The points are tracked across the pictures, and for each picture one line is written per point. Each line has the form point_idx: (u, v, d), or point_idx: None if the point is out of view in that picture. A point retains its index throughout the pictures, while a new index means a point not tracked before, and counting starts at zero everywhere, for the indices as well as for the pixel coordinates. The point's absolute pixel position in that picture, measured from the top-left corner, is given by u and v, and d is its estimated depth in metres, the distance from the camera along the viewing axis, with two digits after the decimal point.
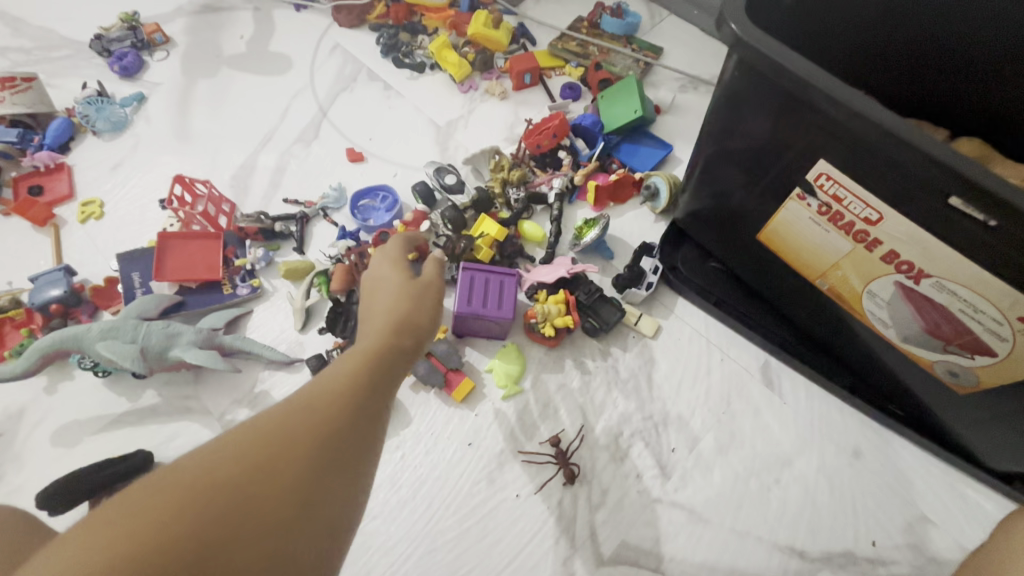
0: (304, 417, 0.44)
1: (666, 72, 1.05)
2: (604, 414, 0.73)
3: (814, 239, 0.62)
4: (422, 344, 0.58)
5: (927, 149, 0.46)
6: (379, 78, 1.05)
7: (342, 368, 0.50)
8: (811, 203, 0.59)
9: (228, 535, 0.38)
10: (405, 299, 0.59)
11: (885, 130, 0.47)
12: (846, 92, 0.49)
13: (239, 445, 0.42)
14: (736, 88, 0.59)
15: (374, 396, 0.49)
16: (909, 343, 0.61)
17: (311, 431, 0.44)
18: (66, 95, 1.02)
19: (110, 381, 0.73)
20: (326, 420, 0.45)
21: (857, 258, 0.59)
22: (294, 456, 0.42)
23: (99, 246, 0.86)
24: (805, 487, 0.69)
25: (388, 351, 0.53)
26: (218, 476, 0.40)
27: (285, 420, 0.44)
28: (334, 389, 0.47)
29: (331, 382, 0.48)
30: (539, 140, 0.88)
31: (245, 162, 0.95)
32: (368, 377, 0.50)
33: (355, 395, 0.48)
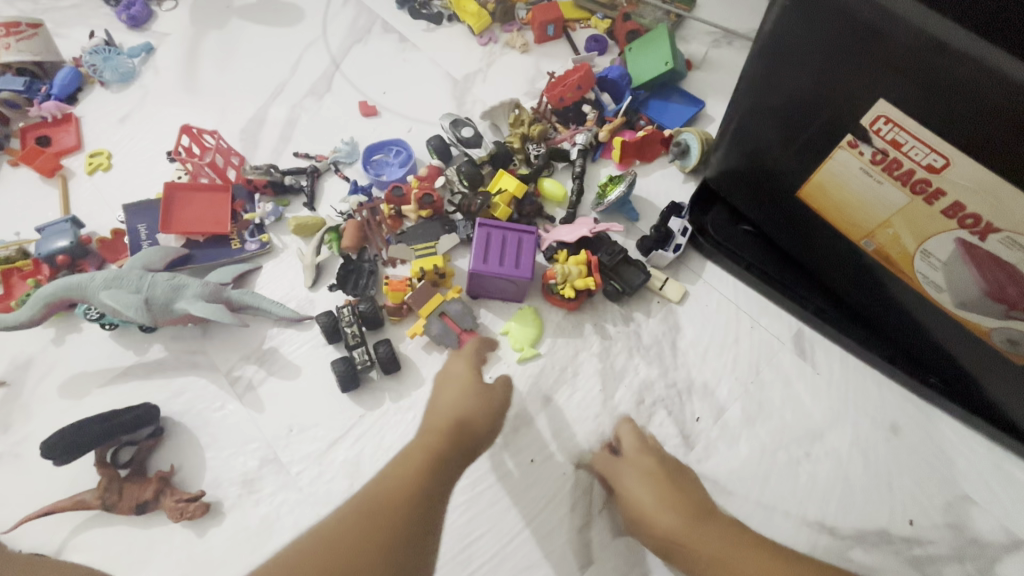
0: (368, 510, 0.44)
1: (699, 25, 0.98)
2: (625, 381, 0.70)
3: (863, 192, 0.57)
4: (477, 446, 0.56)
5: (1010, 75, 0.41)
6: (394, 30, 1.00)
7: (405, 462, 0.50)
8: (861, 152, 0.54)
9: None
10: (471, 395, 0.58)
11: (966, 55, 0.43)
12: (919, 13, 0.44)
13: (316, 548, 0.42)
14: (778, 32, 0.54)
15: (433, 497, 0.48)
16: (965, 308, 0.56)
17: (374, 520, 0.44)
18: (72, 45, 0.98)
19: (118, 334, 0.72)
20: (389, 517, 0.44)
21: (912, 213, 0.54)
22: (358, 552, 0.41)
23: (107, 198, 0.84)
24: (837, 462, 0.65)
25: (445, 445, 0.52)
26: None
27: (351, 517, 0.44)
28: (398, 479, 0.48)
29: (393, 478, 0.48)
30: (562, 92, 0.83)
31: (254, 115, 0.92)
32: (427, 473, 0.49)
33: (414, 490, 0.47)
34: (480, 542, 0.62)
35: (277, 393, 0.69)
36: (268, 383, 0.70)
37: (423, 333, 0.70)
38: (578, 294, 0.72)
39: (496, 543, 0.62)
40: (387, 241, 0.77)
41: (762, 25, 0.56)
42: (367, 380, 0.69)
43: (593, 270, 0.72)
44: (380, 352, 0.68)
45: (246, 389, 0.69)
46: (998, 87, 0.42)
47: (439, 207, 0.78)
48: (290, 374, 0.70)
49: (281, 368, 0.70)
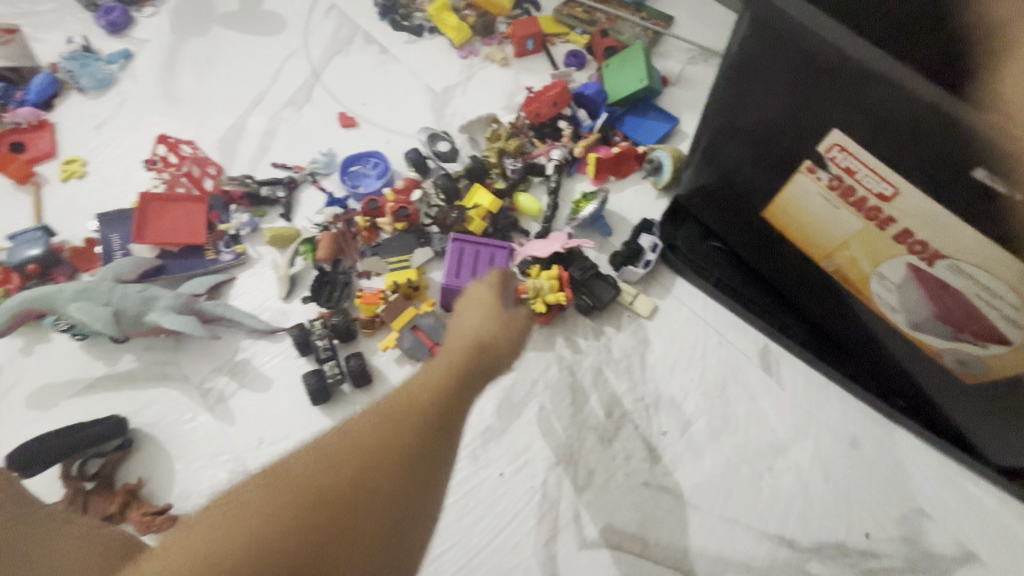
0: (382, 433, 0.41)
1: (676, 42, 1.00)
2: (594, 394, 0.71)
3: (824, 216, 0.59)
4: (500, 366, 0.52)
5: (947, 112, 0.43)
6: (375, 41, 1.01)
7: (423, 383, 0.46)
8: (820, 177, 0.56)
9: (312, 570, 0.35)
10: (492, 317, 0.53)
11: (908, 91, 0.44)
12: (865, 50, 0.46)
13: (323, 466, 0.39)
14: (742, 59, 0.56)
15: (451, 419, 0.45)
16: (918, 329, 0.58)
17: (388, 447, 0.41)
18: (49, 50, 0.98)
19: (88, 345, 0.72)
20: (404, 443, 0.41)
21: (869, 238, 0.56)
22: (369, 481, 0.39)
23: (81, 207, 0.83)
24: (799, 476, 0.67)
25: (466, 369, 0.48)
26: (297, 500, 0.37)
27: (366, 440, 0.41)
28: (416, 400, 0.44)
29: (411, 397, 0.44)
30: (538, 108, 0.85)
31: (233, 124, 0.92)
32: (446, 398, 0.45)
33: (431, 414, 0.44)
34: (447, 555, 0.63)
35: (248, 405, 0.69)
36: (240, 395, 0.70)
37: (396, 346, 0.71)
38: (550, 309, 0.73)
39: (463, 556, 0.63)
40: (363, 253, 0.78)
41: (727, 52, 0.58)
42: (339, 393, 0.70)
43: (565, 285, 0.72)
44: (350, 366, 0.69)
45: (217, 400, 0.69)
46: (938, 124, 0.44)
47: (415, 220, 0.79)
48: (262, 387, 0.70)
49: (253, 380, 0.71)
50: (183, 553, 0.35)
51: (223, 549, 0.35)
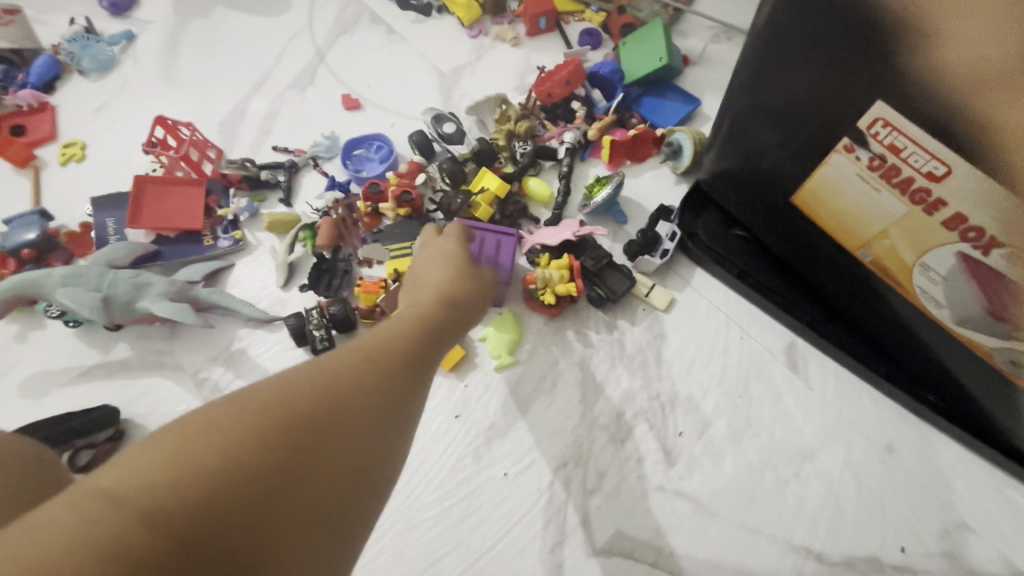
0: (360, 357, 0.41)
1: (699, 19, 0.94)
2: (607, 391, 0.66)
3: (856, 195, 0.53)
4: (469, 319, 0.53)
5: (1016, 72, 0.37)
6: (382, 21, 0.97)
7: (401, 322, 0.46)
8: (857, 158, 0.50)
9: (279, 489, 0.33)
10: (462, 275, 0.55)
11: (968, 54, 0.39)
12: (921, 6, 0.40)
13: (298, 387, 0.37)
14: (772, 30, 0.50)
15: (425, 352, 0.45)
16: (966, 326, 0.52)
17: (365, 368, 0.40)
18: (52, 32, 0.96)
19: (83, 332, 0.70)
20: (380, 368, 0.41)
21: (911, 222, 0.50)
22: (348, 402, 0.38)
23: (79, 191, 0.81)
24: (828, 483, 0.61)
25: (438, 315, 0.49)
26: (266, 422, 0.34)
27: (342, 361, 0.40)
28: (389, 334, 0.44)
29: (383, 331, 0.44)
30: (550, 88, 0.80)
31: (235, 106, 0.89)
32: (420, 334, 0.46)
33: (404, 345, 0.44)
34: (448, 559, 0.59)
35: None
36: (235, 387, 0.67)
37: None
38: (560, 300, 0.69)
39: (464, 560, 0.59)
40: (364, 240, 0.74)
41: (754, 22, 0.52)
42: None
43: (577, 275, 0.68)
44: None
45: (211, 391, 0.67)
46: (1007, 84, 0.38)
47: (419, 206, 0.75)
48: (258, 378, 0.68)
49: (249, 371, 0.68)
50: (138, 461, 0.31)
51: (183, 458, 0.31)
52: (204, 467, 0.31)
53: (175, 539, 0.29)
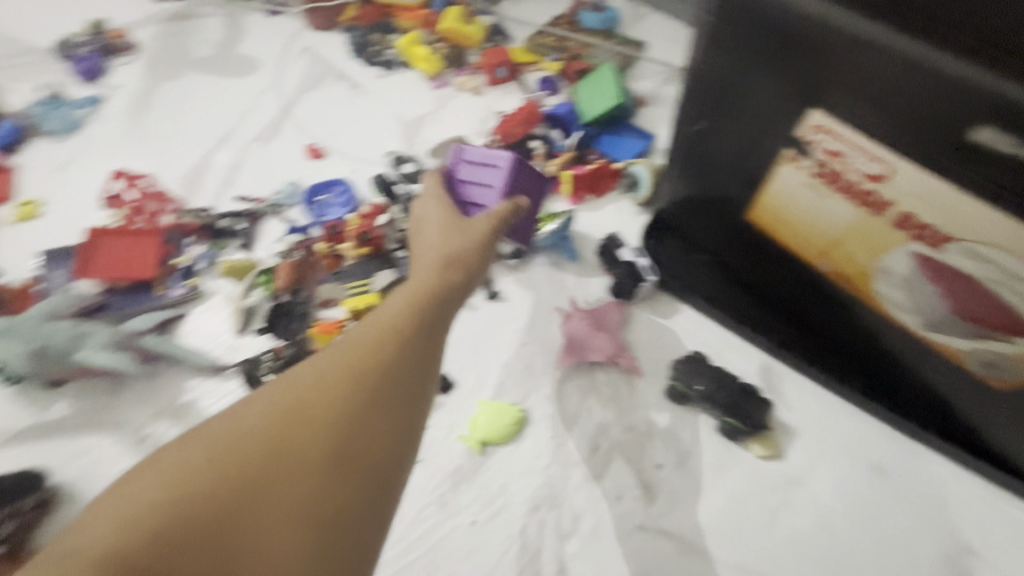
0: (331, 388, 0.38)
1: (650, 64, 0.99)
2: (579, 426, 0.63)
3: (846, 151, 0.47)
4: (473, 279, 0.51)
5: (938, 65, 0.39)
6: (347, 77, 1.00)
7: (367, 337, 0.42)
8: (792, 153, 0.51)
9: (302, 462, 0.35)
10: (452, 232, 0.54)
11: (900, 54, 0.40)
12: (852, 18, 0.42)
13: (308, 379, 0.39)
14: (706, 62, 0.52)
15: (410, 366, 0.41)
16: (933, 330, 0.52)
17: (332, 405, 0.38)
18: (20, 98, 0.97)
19: (18, 392, 0.65)
20: (350, 401, 0.38)
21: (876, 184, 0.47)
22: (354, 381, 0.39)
23: (31, 248, 0.79)
24: (819, 510, 0.57)
25: (439, 290, 0.47)
26: (284, 406, 0.37)
27: (305, 400, 0.38)
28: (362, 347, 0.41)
29: (359, 344, 0.41)
30: (508, 129, 0.84)
31: (198, 160, 0.89)
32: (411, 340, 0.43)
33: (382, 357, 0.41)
34: None
35: None
36: None
37: None
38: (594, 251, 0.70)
39: None
40: (325, 281, 0.72)
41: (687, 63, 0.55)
42: None
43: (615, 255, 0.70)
44: None
45: (154, 448, 0.62)
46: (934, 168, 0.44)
47: (380, 245, 0.74)
48: None
49: (197, 424, 0.63)
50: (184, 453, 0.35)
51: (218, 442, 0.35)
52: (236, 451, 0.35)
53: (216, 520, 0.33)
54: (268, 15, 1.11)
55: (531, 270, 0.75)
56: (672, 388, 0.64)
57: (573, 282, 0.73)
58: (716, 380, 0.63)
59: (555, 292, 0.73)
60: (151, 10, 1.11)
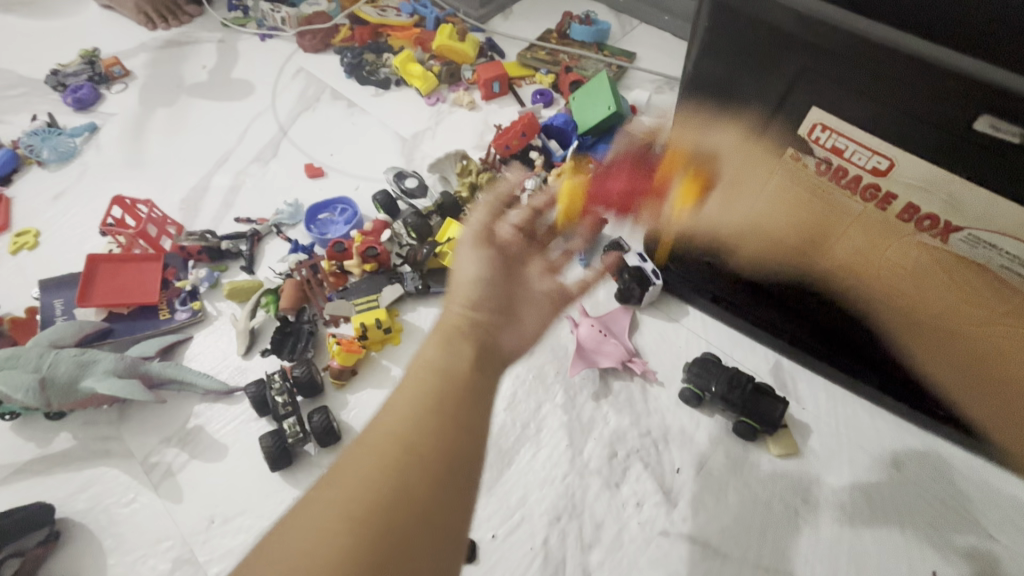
0: (420, 413, 0.34)
1: (641, 74, 1.01)
2: (594, 433, 0.62)
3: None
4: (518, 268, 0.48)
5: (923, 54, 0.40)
6: (343, 96, 1.01)
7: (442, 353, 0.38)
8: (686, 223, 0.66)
9: (433, 411, 0.34)
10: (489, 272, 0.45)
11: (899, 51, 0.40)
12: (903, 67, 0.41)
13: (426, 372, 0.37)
14: (699, 73, 0.54)
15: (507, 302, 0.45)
16: (943, 319, 0.53)
17: (359, 555, 0.29)
18: (15, 130, 0.97)
19: (19, 425, 0.63)
20: (441, 435, 0.34)
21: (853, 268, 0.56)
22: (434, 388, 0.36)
23: (29, 278, 0.78)
24: (841, 506, 0.57)
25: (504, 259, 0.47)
26: (412, 416, 0.34)
27: (396, 460, 0.32)
28: (393, 428, 0.33)
29: (431, 362, 0.37)
30: (507, 141, 0.82)
31: (197, 184, 0.89)
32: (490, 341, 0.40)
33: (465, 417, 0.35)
34: None
35: (198, 480, 0.60)
36: (190, 468, 0.61)
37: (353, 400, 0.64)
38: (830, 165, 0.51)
39: None
40: (330, 299, 0.71)
41: (681, 73, 0.56)
42: (303, 454, 0.61)
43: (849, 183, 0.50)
44: (313, 423, 0.60)
45: (163, 476, 0.61)
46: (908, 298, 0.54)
47: (385, 260, 0.74)
48: (216, 456, 0.62)
49: (206, 450, 0.62)
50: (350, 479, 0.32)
51: (374, 438, 0.33)
52: (383, 447, 0.33)
53: (392, 505, 0.31)
54: (262, 39, 1.12)
55: None
56: (687, 391, 0.63)
57: None
58: (732, 383, 0.60)
59: None
60: (145, 39, 1.11)
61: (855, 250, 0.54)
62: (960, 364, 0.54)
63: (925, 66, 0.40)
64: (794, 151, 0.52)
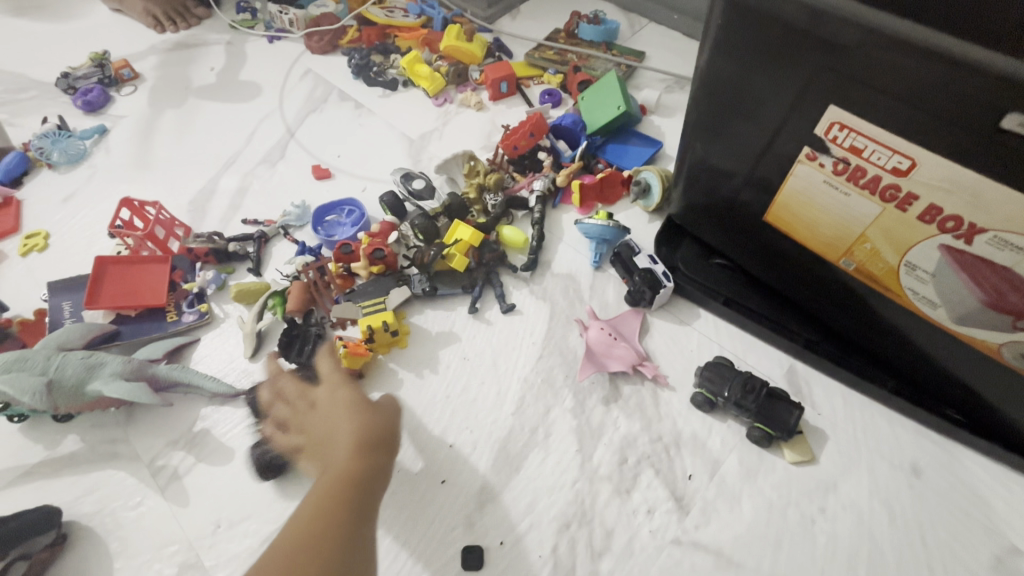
0: (306, 537, 0.44)
1: (651, 74, 0.99)
2: (604, 438, 0.61)
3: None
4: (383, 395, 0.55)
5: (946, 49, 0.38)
6: (350, 97, 1.01)
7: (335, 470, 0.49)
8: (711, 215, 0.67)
9: (312, 538, 0.44)
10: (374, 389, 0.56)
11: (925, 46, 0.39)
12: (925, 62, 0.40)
13: (315, 499, 0.46)
14: (713, 69, 0.53)
15: (390, 458, 0.52)
16: (967, 324, 0.51)
17: None
18: (26, 133, 0.98)
19: (27, 428, 0.63)
20: (326, 556, 0.43)
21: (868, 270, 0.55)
22: (321, 513, 0.45)
23: (38, 280, 0.78)
24: (858, 515, 0.56)
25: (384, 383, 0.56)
26: (299, 545, 0.43)
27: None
28: (286, 553, 0.43)
29: (329, 479, 0.48)
30: (515, 141, 0.81)
31: (204, 186, 0.89)
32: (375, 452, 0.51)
33: (343, 533, 0.45)
34: None
35: (204, 485, 0.60)
36: (196, 472, 0.61)
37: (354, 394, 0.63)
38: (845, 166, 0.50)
39: None
40: (336, 301, 0.71)
41: (696, 69, 0.55)
42: None
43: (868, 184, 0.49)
44: None
45: (169, 480, 0.60)
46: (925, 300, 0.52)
47: (392, 262, 0.73)
48: (222, 459, 0.61)
49: (212, 453, 0.62)
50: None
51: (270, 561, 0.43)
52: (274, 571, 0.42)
53: None
54: (269, 41, 1.12)
55: (544, 281, 0.74)
56: (700, 396, 0.61)
57: (588, 292, 0.73)
58: (747, 388, 0.59)
59: (570, 302, 0.72)
60: (154, 41, 1.12)
61: (871, 251, 0.53)
62: (986, 365, 0.52)
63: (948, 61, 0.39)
64: (808, 152, 0.51)
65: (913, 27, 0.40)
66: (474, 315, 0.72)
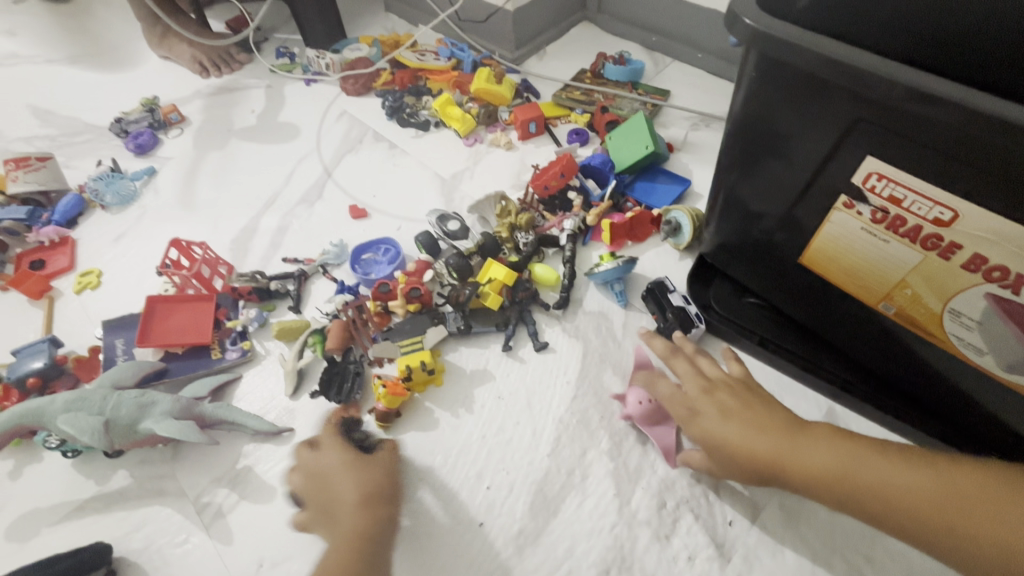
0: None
1: (676, 112, 1.01)
2: (642, 482, 0.61)
3: (809, 465, 0.47)
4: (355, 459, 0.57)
5: (986, 109, 0.38)
6: (385, 138, 1.05)
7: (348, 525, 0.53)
8: (724, 369, 0.59)
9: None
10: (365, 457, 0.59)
11: (967, 108, 0.39)
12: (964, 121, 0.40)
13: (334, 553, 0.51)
14: (748, 116, 0.54)
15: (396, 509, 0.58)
16: (1017, 372, 0.50)
17: None
18: (81, 174, 1.04)
19: (80, 463, 0.66)
20: None
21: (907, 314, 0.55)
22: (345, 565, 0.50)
23: (92, 317, 0.82)
24: (907, 566, 0.54)
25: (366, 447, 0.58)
26: None
27: None
28: None
29: (347, 533, 0.53)
30: (546, 181, 0.83)
31: (246, 225, 0.93)
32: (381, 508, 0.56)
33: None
34: None
35: (247, 523, 0.61)
36: (240, 509, 0.62)
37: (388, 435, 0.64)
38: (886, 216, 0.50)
39: None
40: (375, 339, 0.73)
41: (731, 114, 0.57)
42: None
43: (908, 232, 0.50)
44: None
45: (214, 517, 0.62)
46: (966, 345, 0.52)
47: (428, 300, 0.74)
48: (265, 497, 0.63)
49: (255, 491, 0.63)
50: None
51: None
52: None
53: None
54: (307, 84, 1.17)
55: (577, 319, 0.75)
56: None
57: (620, 330, 0.73)
58: None
59: (603, 341, 0.72)
60: (199, 86, 1.18)
61: (909, 297, 0.53)
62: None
63: (988, 122, 0.39)
64: (845, 201, 0.52)
65: (950, 87, 0.40)
66: (507, 353, 0.73)
